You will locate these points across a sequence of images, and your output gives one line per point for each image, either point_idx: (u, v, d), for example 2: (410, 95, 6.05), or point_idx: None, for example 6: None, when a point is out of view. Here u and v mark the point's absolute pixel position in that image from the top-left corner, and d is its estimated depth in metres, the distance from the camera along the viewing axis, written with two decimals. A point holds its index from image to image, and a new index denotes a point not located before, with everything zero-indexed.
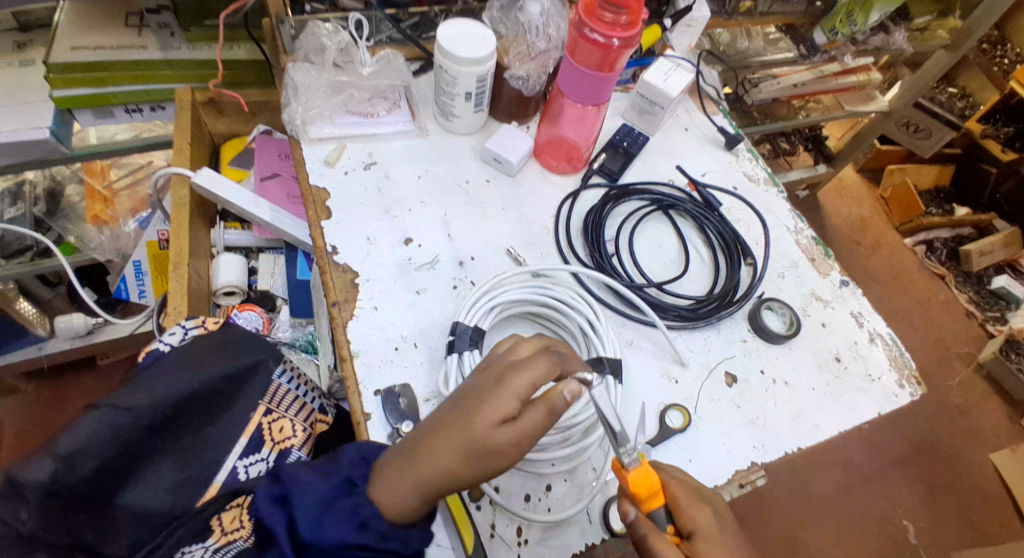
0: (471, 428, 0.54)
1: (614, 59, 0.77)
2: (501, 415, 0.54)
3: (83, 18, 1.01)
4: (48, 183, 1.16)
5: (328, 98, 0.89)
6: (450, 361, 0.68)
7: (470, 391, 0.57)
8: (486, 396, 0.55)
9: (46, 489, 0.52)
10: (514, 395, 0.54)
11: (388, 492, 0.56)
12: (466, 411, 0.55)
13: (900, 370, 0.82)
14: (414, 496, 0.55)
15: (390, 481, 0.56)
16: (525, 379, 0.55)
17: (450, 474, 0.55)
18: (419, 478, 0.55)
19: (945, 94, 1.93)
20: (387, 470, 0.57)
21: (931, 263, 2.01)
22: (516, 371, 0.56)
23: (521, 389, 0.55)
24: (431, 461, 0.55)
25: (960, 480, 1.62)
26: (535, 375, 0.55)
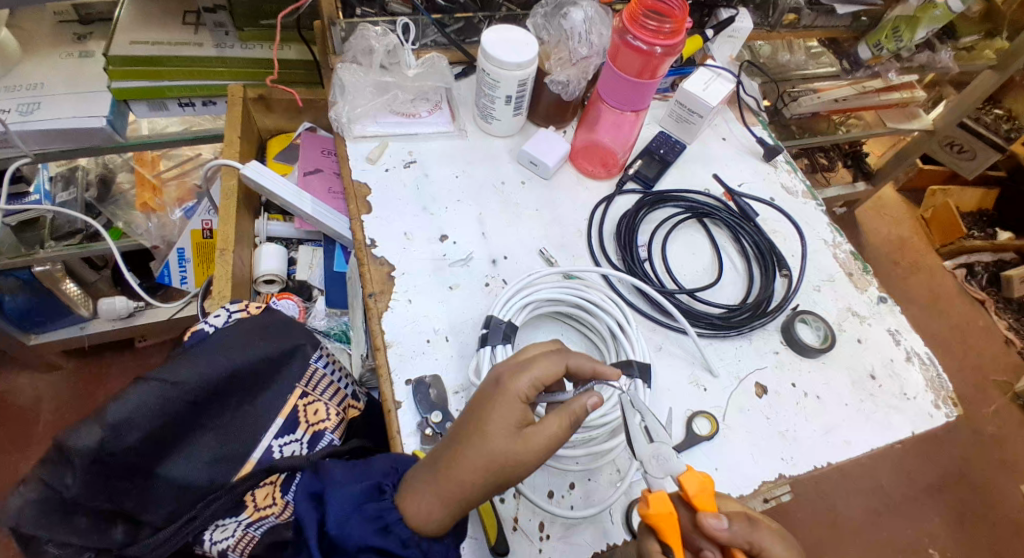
0: (488, 439, 0.56)
1: (656, 66, 0.78)
2: (513, 420, 0.56)
3: (145, 14, 1.06)
4: (101, 170, 1.23)
5: (373, 98, 0.91)
6: (482, 354, 0.69)
7: (477, 399, 0.59)
8: (496, 405, 0.57)
9: (93, 455, 0.54)
10: (520, 400, 0.57)
11: (416, 507, 0.57)
12: (475, 420, 0.57)
13: (936, 391, 0.80)
14: (441, 509, 0.57)
15: (416, 499, 0.57)
16: (523, 382, 0.58)
17: (472, 485, 0.56)
18: (445, 492, 0.56)
19: (990, 116, 1.87)
20: (411, 486, 0.58)
21: (970, 287, 1.96)
22: (513, 374, 0.58)
23: (522, 390, 0.58)
24: (451, 476, 0.56)
25: (993, 512, 1.57)
26: (533, 377, 0.58)
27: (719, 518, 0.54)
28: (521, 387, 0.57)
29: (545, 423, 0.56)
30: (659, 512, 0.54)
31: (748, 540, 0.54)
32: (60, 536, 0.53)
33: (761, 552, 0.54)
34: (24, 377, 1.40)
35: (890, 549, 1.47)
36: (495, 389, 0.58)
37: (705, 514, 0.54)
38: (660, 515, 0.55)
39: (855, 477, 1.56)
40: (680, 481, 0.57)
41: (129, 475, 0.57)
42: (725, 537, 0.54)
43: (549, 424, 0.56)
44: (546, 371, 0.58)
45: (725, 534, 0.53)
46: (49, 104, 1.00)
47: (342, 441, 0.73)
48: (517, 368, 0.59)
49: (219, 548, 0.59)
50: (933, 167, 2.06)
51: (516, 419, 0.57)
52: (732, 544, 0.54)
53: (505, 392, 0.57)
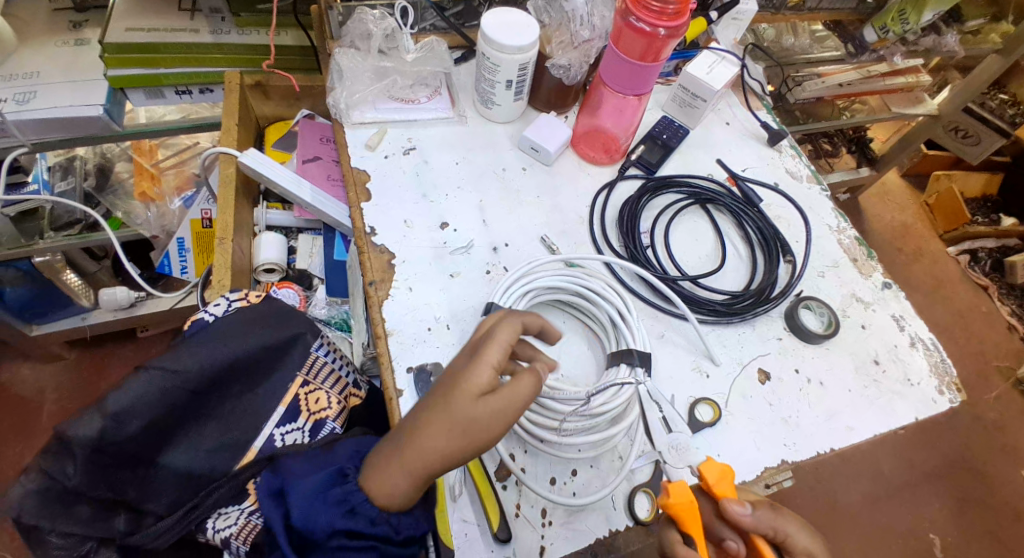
0: (452, 405, 0.54)
1: (658, 49, 0.76)
2: (479, 387, 0.55)
3: (140, 0, 1.05)
4: (99, 159, 1.22)
5: (372, 83, 0.90)
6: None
7: (444, 370, 0.58)
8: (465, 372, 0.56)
9: (93, 445, 0.55)
10: (489, 365, 0.56)
11: (378, 479, 0.56)
12: (442, 386, 0.56)
13: (940, 376, 0.80)
14: (402, 479, 0.55)
15: (378, 469, 0.56)
16: (494, 353, 0.56)
17: (433, 451, 0.55)
18: (407, 462, 0.55)
19: (995, 101, 1.85)
20: (376, 457, 0.57)
21: (974, 273, 1.95)
22: (484, 344, 0.57)
23: (493, 358, 0.56)
24: (412, 443, 0.55)
25: (993, 498, 1.57)
26: (501, 345, 0.57)
27: (742, 504, 0.56)
28: (491, 356, 0.56)
29: (512, 390, 0.55)
30: (683, 501, 0.56)
31: (771, 525, 0.56)
32: (62, 527, 0.54)
33: (784, 536, 0.56)
34: (26, 367, 1.40)
35: (889, 535, 1.47)
36: (464, 359, 0.57)
37: (729, 501, 0.56)
38: (684, 504, 0.57)
39: (858, 463, 1.56)
40: (699, 472, 0.59)
41: (130, 465, 0.57)
42: (749, 523, 0.56)
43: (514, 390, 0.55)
44: (516, 341, 0.57)
45: (749, 520, 0.55)
46: (46, 93, 0.99)
47: (344, 428, 0.72)
48: (488, 339, 0.57)
49: (222, 536, 0.58)
50: (938, 153, 2.04)
51: (483, 386, 0.55)
52: (756, 529, 0.56)
53: (475, 361, 0.56)
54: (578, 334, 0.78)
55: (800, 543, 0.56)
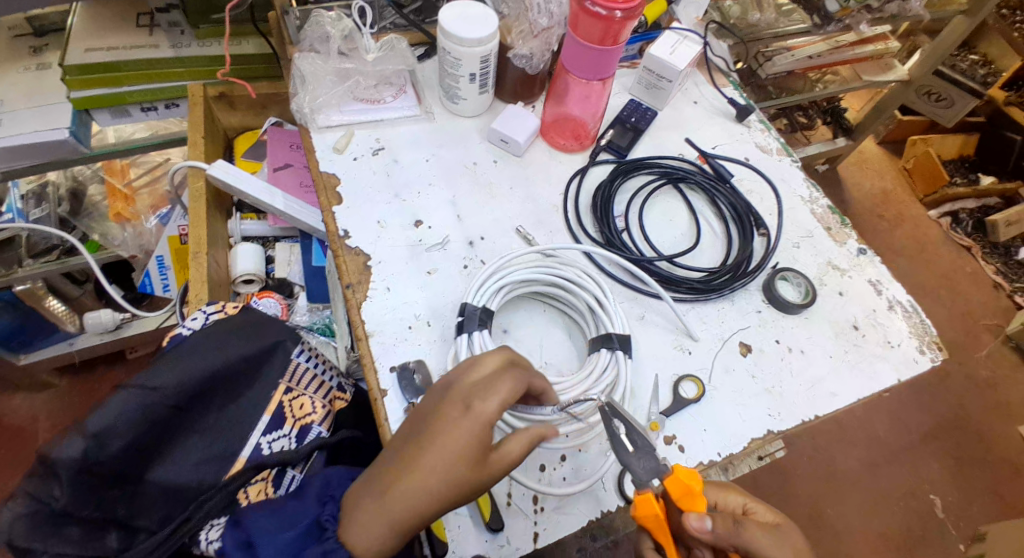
0: (448, 464, 0.54)
1: (617, 32, 0.76)
2: (476, 445, 0.55)
3: (96, 19, 1.03)
4: (71, 183, 1.21)
5: (336, 87, 0.89)
6: (461, 341, 0.68)
7: (429, 421, 0.56)
8: (456, 428, 0.55)
9: (77, 466, 0.54)
10: (486, 423, 0.55)
11: (362, 536, 0.54)
12: (433, 443, 0.54)
13: (919, 336, 0.81)
14: (392, 534, 0.55)
15: (360, 524, 0.55)
16: (492, 404, 0.55)
17: (428, 505, 0.54)
18: (399, 518, 0.54)
19: (966, 62, 1.88)
20: (359, 512, 0.55)
21: (956, 235, 1.97)
22: (482, 398, 0.55)
23: (491, 414, 0.55)
24: (407, 503, 0.54)
25: (988, 453, 1.59)
26: (501, 400, 0.56)
27: (702, 520, 0.55)
28: (487, 412, 0.55)
29: (509, 446, 0.57)
30: (645, 514, 0.57)
31: (731, 542, 0.55)
32: (53, 549, 0.52)
33: (748, 551, 0.54)
34: (17, 398, 1.39)
35: (890, 500, 1.49)
36: (462, 412, 0.55)
37: (688, 517, 0.55)
38: (644, 515, 0.58)
39: (853, 431, 1.58)
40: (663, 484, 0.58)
41: (117, 483, 0.57)
42: (708, 538, 0.55)
43: (512, 448, 0.57)
44: (511, 394, 0.56)
45: (707, 536, 0.55)
46: (12, 120, 0.98)
47: (331, 433, 0.73)
48: (480, 390, 0.56)
49: (215, 547, 0.57)
50: (913, 118, 2.06)
51: (478, 444, 0.55)
52: (717, 545, 0.55)
53: (476, 416, 0.55)
54: (557, 322, 0.78)
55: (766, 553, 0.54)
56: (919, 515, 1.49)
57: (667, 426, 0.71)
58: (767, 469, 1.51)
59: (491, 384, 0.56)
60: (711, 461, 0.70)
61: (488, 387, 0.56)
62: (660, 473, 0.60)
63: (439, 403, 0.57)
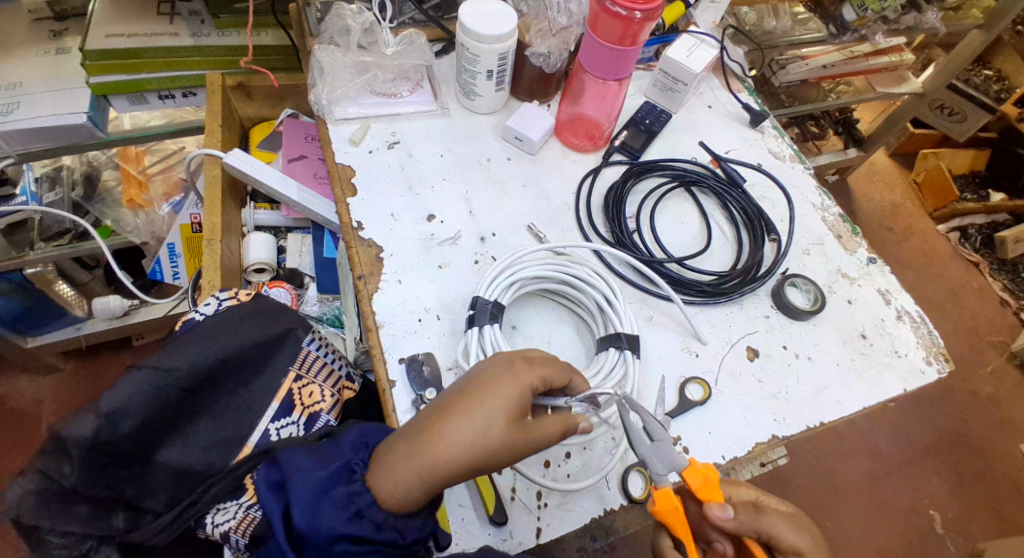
0: (487, 421, 0.54)
1: (635, 33, 0.76)
2: (515, 407, 0.56)
3: (118, 6, 1.05)
4: (86, 168, 1.22)
5: (353, 79, 0.90)
6: (470, 334, 0.69)
7: (470, 380, 0.58)
8: (494, 384, 0.56)
9: (88, 444, 0.54)
10: (526, 386, 0.57)
11: (388, 483, 0.54)
12: (475, 401, 0.55)
13: (927, 347, 0.81)
14: (414, 485, 0.54)
15: (387, 470, 0.55)
16: (533, 375, 0.58)
17: (458, 466, 0.54)
18: (430, 471, 0.54)
19: (980, 77, 1.87)
20: (391, 460, 0.55)
21: (964, 250, 1.96)
22: (527, 365, 0.58)
23: (532, 381, 0.57)
24: (439, 457, 0.54)
25: (990, 469, 1.59)
26: (542, 374, 0.58)
27: (724, 509, 0.56)
28: (531, 378, 0.57)
29: (548, 424, 0.58)
30: (666, 510, 0.57)
31: (755, 527, 0.57)
32: (61, 526, 0.53)
33: (769, 536, 0.57)
34: (22, 379, 1.40)
35: (890, 514, 1.49)
36: (506, 370, 0.58)
37: (710, 506, 0.56)
38: (665, 511, 0.57)
39: (855, 442, 1.57)
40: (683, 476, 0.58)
41: (125, 464, 0.57)
42: (731, 526, 0.56)
43: (546, 423, 0.58)
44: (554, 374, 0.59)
45: (730, 525, 0.56)
46: (31, 103, 0.99)
47: (339, 421, 0.73)
48: (528, 361, 0.59)
49: (221, 530, 0.58)
50: (925, 131, 2.05)
51: (515, 407, 0.56)
52: (739, 531, 0.57)
53: (518, 377, 0.57)
54: (567, 320, 0.79)
55: (784, 539, 0.57)
56: (919, 529, 1.48)
57: (673, 427, 0.71)
58: (767, 477, 1.51)
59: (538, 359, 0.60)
60: (715, 464, 0.70)
61: (535, 360, 0.59)
62: (677, 467, 0.58)
63: (483, 366, 0.59)
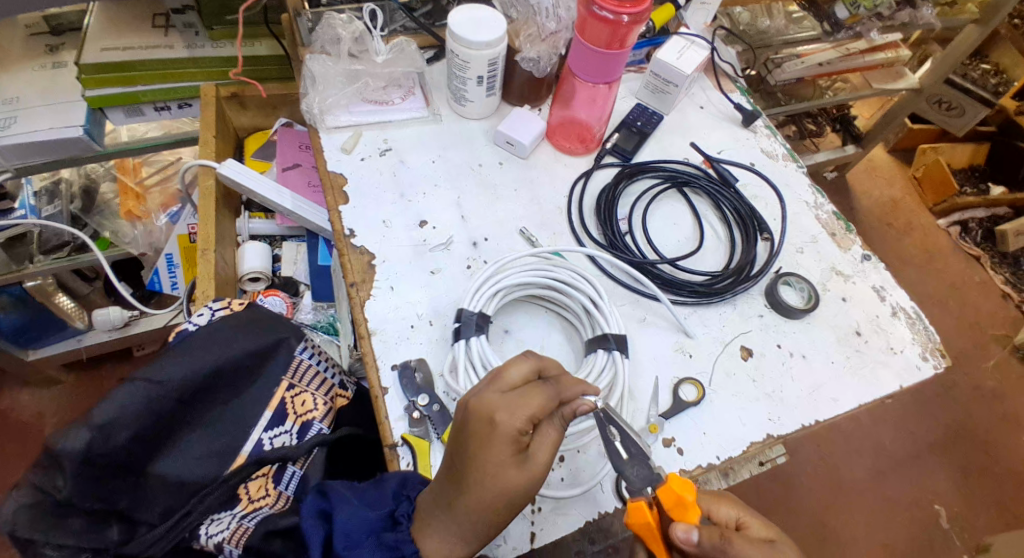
0: (501, 479, 0.54)
1: (623, 36, 0.76)
2: (511, 455, 0.54)
3: (115, 20, 1.05)
4: (84, 181, 1.23)
5: (344, 87, 0.91)
6: (457, 347, 0.69)
7: (463, 434, 0.55)
8: (485, 441, 0.54)
9: (81, 457, 0.54)
10: (513, 437, 0.54)
11: (437, 545, 0.56)
12: (477, 466, 0.54)
13: (923, 343, 0.80)
14: (460, 543, 0.56)
15: (432, 538, 0.57)
16: (520, 416, 0.55)
17: (496, 518, 0.56)
18: (471, 531, 0.56)
19: (978, 71, 1.87)
20: (432, 525, 0.57)
21: (965, 244, 1.95)
22: (506, 412, 0.54)
23: (518, 427, 0.54)
24: (473, 520, 0.55)
25: (995, 464, 1.58)
26: (530, 413, 0.55)
27: (689, 531, 0.54)
28: (518, 426, 0.54)
29: (544, 434, 0.57)
30: (636, 522, 0.57)
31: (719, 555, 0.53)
32: (55, 540, 0.53)
33: None
34: (26, 392, 1.41)
35: (894, 512, 1.48)
36: (489, 427, 0.54)
37: (676, 526, 0.55)
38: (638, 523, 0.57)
39: (858, 439, 1.57)
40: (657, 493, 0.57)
41: (119, 475, 0.57)
42: (695, 550, 0.54)
43: (547, 436, 0.57)
44: (541, 404, 0.56)
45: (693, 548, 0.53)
46: (27, 119, 0.99)
47: (332, 431, 0.74)
48: (505, 404, 0.55)
49: (215, 541, 0.59)
50: (923, 126, 2.05)
51: (513, 455, 0.54)
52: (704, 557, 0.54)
53: (505, 430, 0.54)
54: (558, 324, 0.79)
55: None
56: (926, 526, 1.47)
57: (667, 428, 0.71)
58: (768, 477, 1.50)
59: (518, 399, 0.55)
60: (710, 464, 0.70)
61: (514, 402, 0.55)
62: (654, 481, 0.61)
63: (464, 416, 0.56)
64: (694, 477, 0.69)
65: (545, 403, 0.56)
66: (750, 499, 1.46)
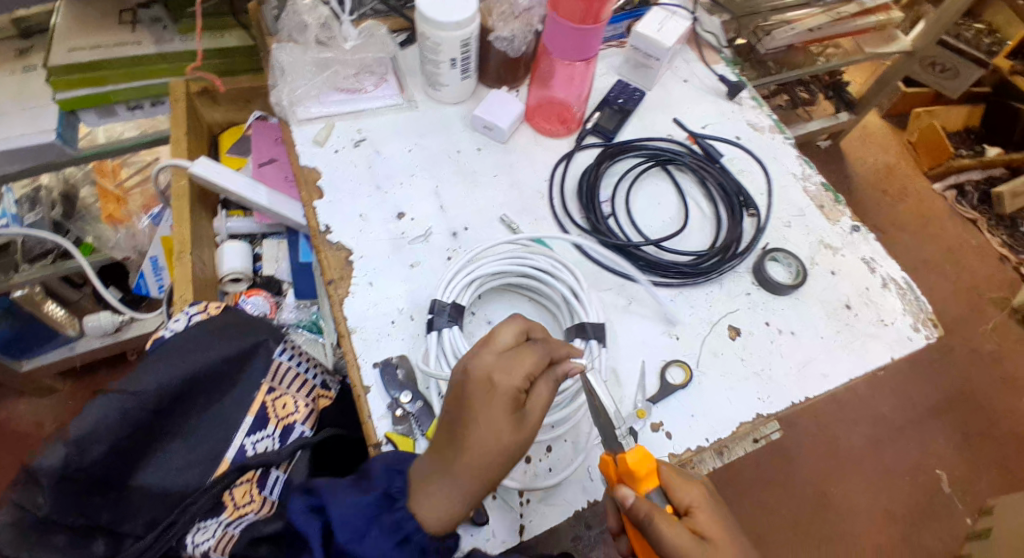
0: (500, 434, 0.55)
1: (598, 10, 0.74)
2: (509, 410, 0.55)
3: (80, 18, 1.01)
4: (63, 186, 1.20)
5: (315, 76, 0.88)
6: (429, 339, 0.68)
7: (461, 396, 0.56)
8: (483, 399, 0.55)
9: (59, 473, 0.54)
10: (510, 393, 0.56)
11: (435, 509, 0.55)
12: (475, 423, 0.55)
13: (915, 314, 0.79)
14: (457, 501, 0.55)
15: (431, 502, 0.55)
16: (517, 375, 0.57)
17: (494, 478, 0.56)
18: (469, 491, 0.55)
19: (971, 30, 1.86)
20: (431, 487, 0.56)
21: (962, 208, 1.93)
22: (503, 371, 0.56)
23: (516, 384, 0.56)
24: (471, 475, 0.55)
25: (996, 427, 1.57)
26: (526, 370, 0.57)
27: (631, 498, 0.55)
28: (515, 380, 0.56)
29: (538, 392, 0.58)
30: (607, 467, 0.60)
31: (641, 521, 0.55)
32: None
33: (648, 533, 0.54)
34: (23, 401, 1.40)
35: (896, 478, 1.48)
36: (488, 386, 0.56)
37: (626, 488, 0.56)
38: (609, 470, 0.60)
39: (858, 408, 1.56)
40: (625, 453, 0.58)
41: (99, 491, 0.56)
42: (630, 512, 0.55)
43: (541, 394, 0.58)
44: (536, 363, 0.58)
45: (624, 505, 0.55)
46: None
47: (315, 431, 0.73)
48: (501, 365, 0.57)
49: (201, 550, 0.58)
50: (917, 89, 2.01)
51: (509, 411, 0.56)
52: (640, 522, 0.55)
53: (503, 387, 0.56)
54: (540, 311, 0.77)
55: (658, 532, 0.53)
56: (927, 492, 1.47)
57: (655, 413, 0.70)
58: (768, 454, 1.49)
59: (513, 359, 0.57)
60: (699, 447, 0.69)
61: (510, 362, 0.57)
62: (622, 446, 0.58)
63: (460, 381, 0.57)
64: (684, 461, 0.68)
65: (539, 363, 0.58)
66: (748, 473, 1.46)
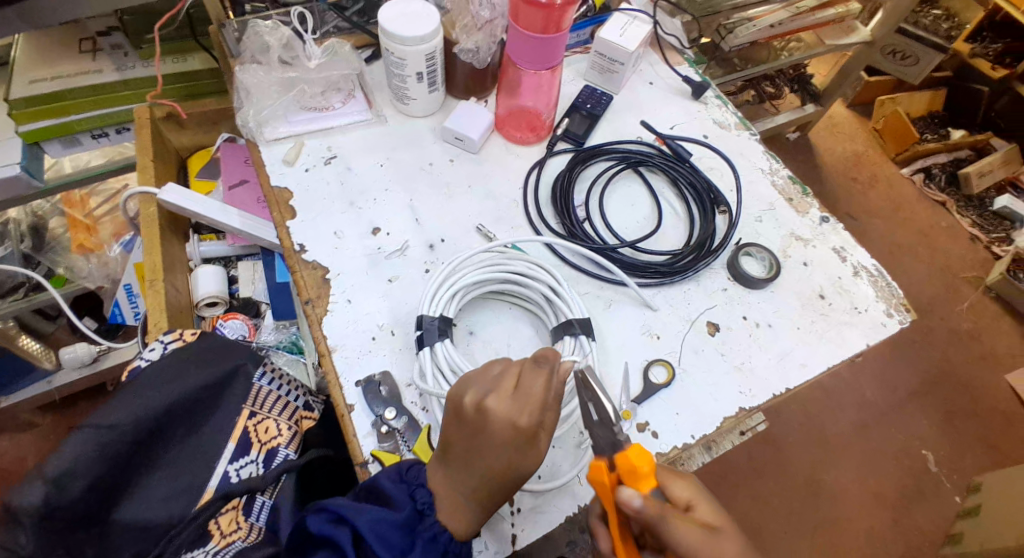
0: (514, 465, 0.55)
1: (558, 19, 0.74)
2: (523, 444, 0.55)
3: (38, 50, 1.00)
4: (31, 219, 1.19)
5: (281, 96, 0.87)
6: (423, 356, 0.67)
7: (473, 428, 0.56)
8: (500, 436, 0.55)
9: (40, 512, 0.52)
10: (526, 428, 0.55)
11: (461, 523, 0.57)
12: (488, 456, 0.55)
13: (888, 299, 0.81)
14: (480, 514, 0.57)
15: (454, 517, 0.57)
16: (529, 411, 0.55)
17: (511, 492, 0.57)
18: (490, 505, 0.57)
19: (929, 17, 1.85)
20: (445, 502, 0.57)
21: (930, 191, 1.97)
22: (518, 411, 0.55)
23: (531, 420, 0.55)
24: (487, 496, 0.56)
25: (976, 403, 1.61)
26: (536, 404, 0.56)
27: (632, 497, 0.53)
28: (528, 416, 0.55)
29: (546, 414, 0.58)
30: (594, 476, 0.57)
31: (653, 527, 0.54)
32: None
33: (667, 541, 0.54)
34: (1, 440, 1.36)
35: (883, 460, 1.50)
36: (507, 427, 0.55)
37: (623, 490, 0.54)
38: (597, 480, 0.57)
39: (842, 394, 1.58)
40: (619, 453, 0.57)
41: (83, 526, 0.55)
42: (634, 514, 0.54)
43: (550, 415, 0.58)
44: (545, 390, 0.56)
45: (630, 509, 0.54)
46: None
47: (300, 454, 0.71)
48: (513, 400, 0.55)
49: None
50: (880, 78, 2.05)
51: (522, 442, 0.55)
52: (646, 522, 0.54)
53: (519, 425, 0.55)
54: (522, 316, 0.77)
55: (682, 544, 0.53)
56: (915, 472, 1.50)
57: (641, 413, 0.70)
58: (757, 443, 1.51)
59: (523, 393, 0.56)
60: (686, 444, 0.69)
61: (521, 397, 0.56)
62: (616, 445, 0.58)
63: (470, 414, 0.56)
64: (672, 458, 0.69)
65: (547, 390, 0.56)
66: (740, 466, 1.47)
